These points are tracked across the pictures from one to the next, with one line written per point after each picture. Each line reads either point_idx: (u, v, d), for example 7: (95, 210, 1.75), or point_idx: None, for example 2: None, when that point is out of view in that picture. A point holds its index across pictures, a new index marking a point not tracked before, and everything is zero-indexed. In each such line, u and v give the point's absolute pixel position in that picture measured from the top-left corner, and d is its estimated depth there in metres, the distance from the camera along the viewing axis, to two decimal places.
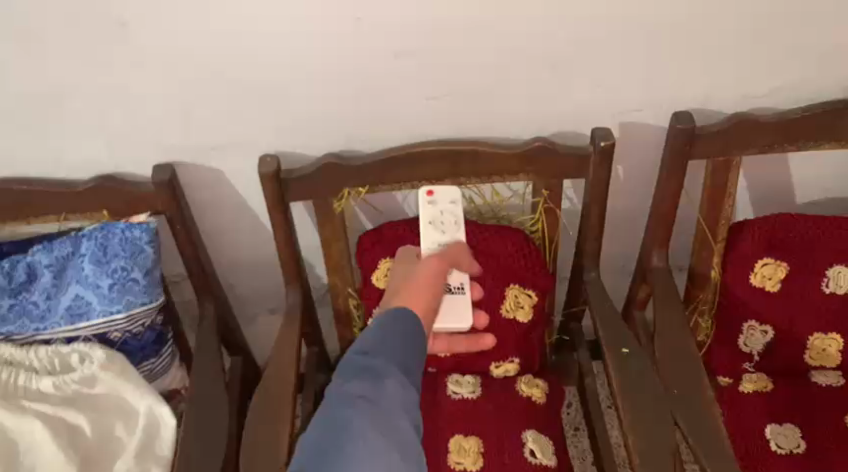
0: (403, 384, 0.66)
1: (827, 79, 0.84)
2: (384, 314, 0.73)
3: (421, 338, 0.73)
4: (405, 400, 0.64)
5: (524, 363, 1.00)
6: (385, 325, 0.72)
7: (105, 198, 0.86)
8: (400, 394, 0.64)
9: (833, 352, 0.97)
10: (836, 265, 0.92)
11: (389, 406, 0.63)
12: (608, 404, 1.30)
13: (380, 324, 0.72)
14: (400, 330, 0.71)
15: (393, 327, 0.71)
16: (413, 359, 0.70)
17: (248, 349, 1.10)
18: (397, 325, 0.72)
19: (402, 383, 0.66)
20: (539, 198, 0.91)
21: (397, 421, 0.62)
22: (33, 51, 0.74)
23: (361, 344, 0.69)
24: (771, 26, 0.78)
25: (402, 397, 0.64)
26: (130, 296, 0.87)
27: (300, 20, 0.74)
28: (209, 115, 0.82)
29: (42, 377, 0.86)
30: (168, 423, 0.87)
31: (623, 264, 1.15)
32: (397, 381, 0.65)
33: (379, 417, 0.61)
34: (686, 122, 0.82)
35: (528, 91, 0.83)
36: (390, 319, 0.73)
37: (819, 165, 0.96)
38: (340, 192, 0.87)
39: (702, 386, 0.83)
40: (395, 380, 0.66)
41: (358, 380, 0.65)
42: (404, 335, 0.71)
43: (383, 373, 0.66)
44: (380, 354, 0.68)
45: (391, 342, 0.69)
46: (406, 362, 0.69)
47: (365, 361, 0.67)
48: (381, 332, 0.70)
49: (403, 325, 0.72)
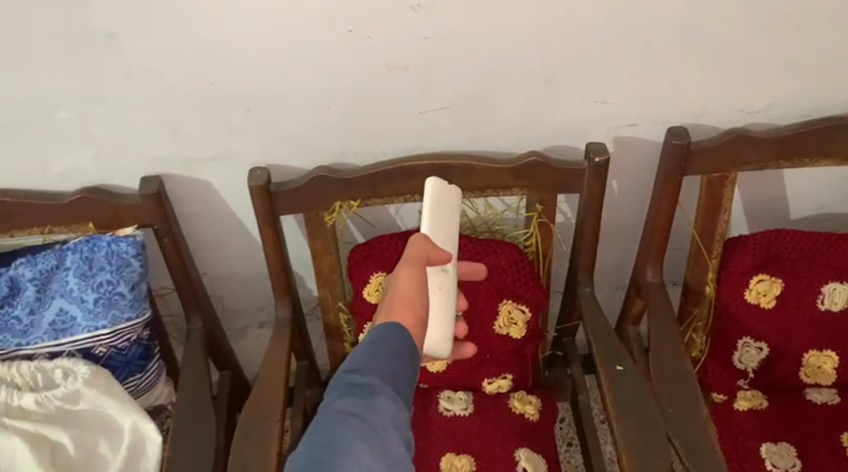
0: (399, 403, 0.54)
1: (823, 96, 0.83)
2: (375, 323, 0.60)
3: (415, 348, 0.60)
4: (401, 421, 0.54)
5: (518, 379, 0.99)
6: (378, 333, 0.59)
7: (90, 210, 0.84)
8: (396, 415, 0.53)
9: (828, 369, 0.96)
10: (831, 282, 0.92)
11: (385, 428, 0.52)
12: (601, 419, 1.29)
13: (371, 335, 0.58)
14: (397, 336, 0.58)
15: (388, 335, 0.58)
16: (409, 371, 0.58)
17: (237, 363, 1.08)
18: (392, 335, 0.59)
19: (398, 401, 0.54)
20: (534, 212, 0.89)
21: (393, 445, 0.52)
22: (17, 63, 0.72)
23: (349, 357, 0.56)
24: (768, 43, 0.77)
25: (399, 417, 0.53)
26: (115, 310, 0.85)
27: (291, 32, 0.72)
28: (198, 128, 0.81)
29: (24, 394, 0.84)
30: (153, 441, 0.84)
31: (617, 278, 1.14)
32: (393, 399, 0.54)
33: (374, 441, 0.51)
34: (681, 138, 0.81)
35: (522, 105, 0.82)
36: (381, 332, 0.59)
37: (815, 180, 0.96)
38: (331, 205, 0.85)
39: (698, 405, 0.81)
40: (391, 397, 0.54)
41: (346, 397, 0.53)
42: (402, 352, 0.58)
43: (376, 390, 0.54)
44: (373, 367, 0.55)
45: (386, 353, 0.57)
46: (402, 375, 0.56)
47: (353, 377, 0.55)
48: (374, 343, 0.57)
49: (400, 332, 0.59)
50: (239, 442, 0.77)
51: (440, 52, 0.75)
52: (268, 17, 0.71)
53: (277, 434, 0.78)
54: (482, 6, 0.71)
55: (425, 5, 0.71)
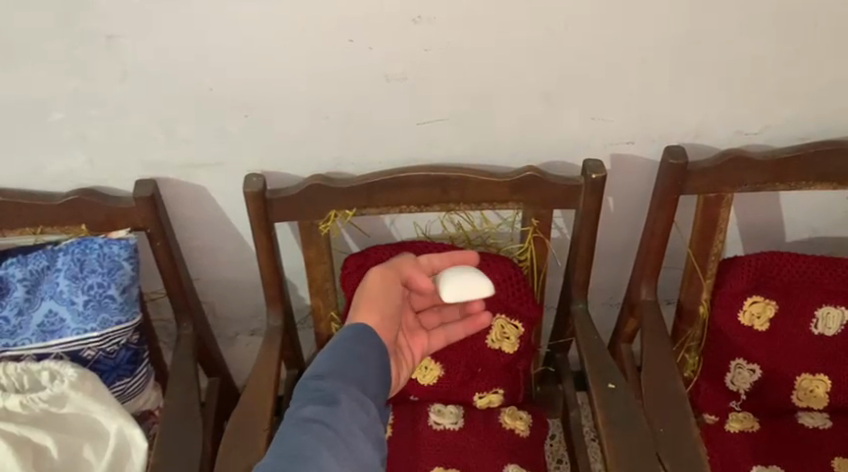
0: (361, 402, 0.60)
1: (820, 120, 0.83)
2: (339, 332, 0.68)
3: (379, 351, 0.68)
4: (365, 419, 0.59)
5: (508, 394, 0.98)
6: (337, 345, 0.66)
7: (83, 212, 0.84)
8: (359, 414, 0.59)
9: (821, 394, 0.96)
10: (825, 305, 0.91)
11: (346, 427, 0.57)
12: (591, 437, 1.29)
13: (332, 348, 0.66)
14: (356, 346, 0.66)
15: (349, 345, 0.66)
16: (371, 375, 0.65)
17: (227, 370, 1.07)
18: (353, 344, 0.66)
19: (359, 401, 0.60)
20: (528, 227, 0.89)
21: (356, 442, 0.57)
22: (15, 60, 0.72)
23: (313, 367, 0.63)
24: (766, 65, 0.78)
25: (362, 416, 0.59)
26: (105, 313, 0.84)
27: (291, 40, 0.72)
28: (195, 133, 0.80)
29: (9, 395, 0.83)
30: (139, 446, 0.84)
31: (611, 296, 1.13)
32: (354, 400, 0.60)
33: (336, 441, 0.56)
34: (678, 157, 0.82)
35: (521, 120, 0.82)
36: (343, 341, 0.67)
37: (811, 204, 0.96)
38: (327, 214, 0.85)
39: (689, 426, 0.80)
40: (352, 399, 0.60)
41: (310, 403, 0.59)
42: (361, 357, 0.65)
43: (337, 394, 0.60)
44: (334, 374, 0.62)
45: (346, 360, 0.64)
46: (364, 379, 0.63)
47: (317, 384, 0.61)
48: (334, 353, 0.65)
49: (361, 343, 0.67)
50: (224, 450, 0.76)
51: (439, 64, 0.75)
52: (269, 24, 0.71)
53: (264, 443, 0.77)
54: (482, 20, 0.71)
55: (426, 17, 0.71)
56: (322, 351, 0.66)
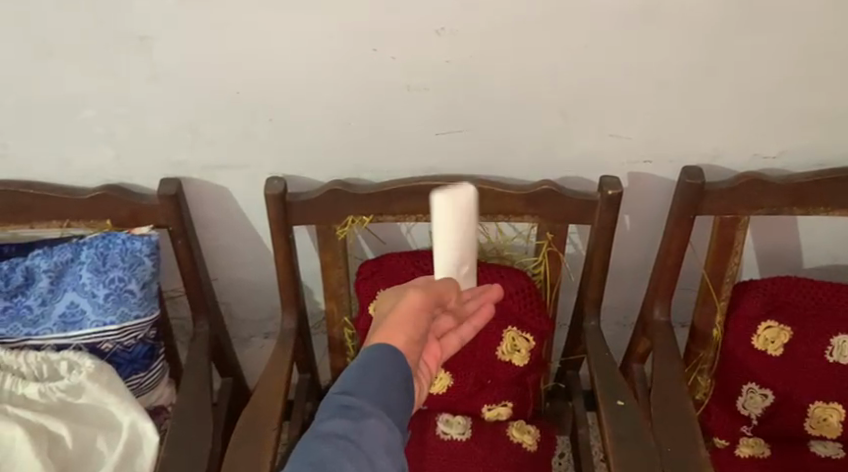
0: (391, 424, 0.54)
1: (838, 144, 0.83)
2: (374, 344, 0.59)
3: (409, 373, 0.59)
4: (394, 442, 0.53)
5: (518, 407, 0.99)
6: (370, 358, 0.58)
7: (109, 208, 0.86)
8: (387, 436, 0.53)
9: (835, 423, 0.94)
10: (840, 334, 0.90)
11: (373, 447, 0.51)
12: (599, 458, 1.28)
13: (363, 359, 0.58)
14: (389, 366, 0.57)
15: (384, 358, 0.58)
16: (402, 399, 0.57)
17: (240, 371, 1.09)
18: (389, 359, 0.58)
19: (389, 422, 0.53)
20: (543, 241, 0.90)
21: (382, 463, 0.51)
22: (51, 58, 0.75)
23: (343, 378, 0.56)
24: (785, 89, 0.78)
25: (391, 438, 0.53)
26: (125, 307, 0.87)
27: (318, 47, 0.74)
28: (220, 134, 0.83)
29: (29, 383, 0.86)
30: (149, 440, 0.84)
31: (625, 315, 1.13)
32: (383, 421, 0.53)
33: (360, 459, 0.50)
34: (695, 178, 0.82)
35: (539, 134, 0.83)
36: (376, 354, 0.58)
37: (829, 231, 0.95)
38: (344, 220, 0.87)
39: (696, 446, 0.79)
40: (379, 418, 0.53)
41: (335, 418, 0.53)
42: (394, 374, 0.57)
43: (367, 412, 0.53)
44: (364, 390, 0.55)
45: (377, 377, 0.56)
46: (396, 401, 0.56)
47: (344, 399, 0.54)
48: (367, 366, 0.57)
49: (392, 364, 0.58)
50: (233, 447, 0.78)
51: (462, 75, 0.77)
52: (294, 27, 0.73)
53: (272, 441, 0.78)
54: (503, 34, 0.73)
55: (448, 29, 0.72)
56: (350, 362, 0.58)
